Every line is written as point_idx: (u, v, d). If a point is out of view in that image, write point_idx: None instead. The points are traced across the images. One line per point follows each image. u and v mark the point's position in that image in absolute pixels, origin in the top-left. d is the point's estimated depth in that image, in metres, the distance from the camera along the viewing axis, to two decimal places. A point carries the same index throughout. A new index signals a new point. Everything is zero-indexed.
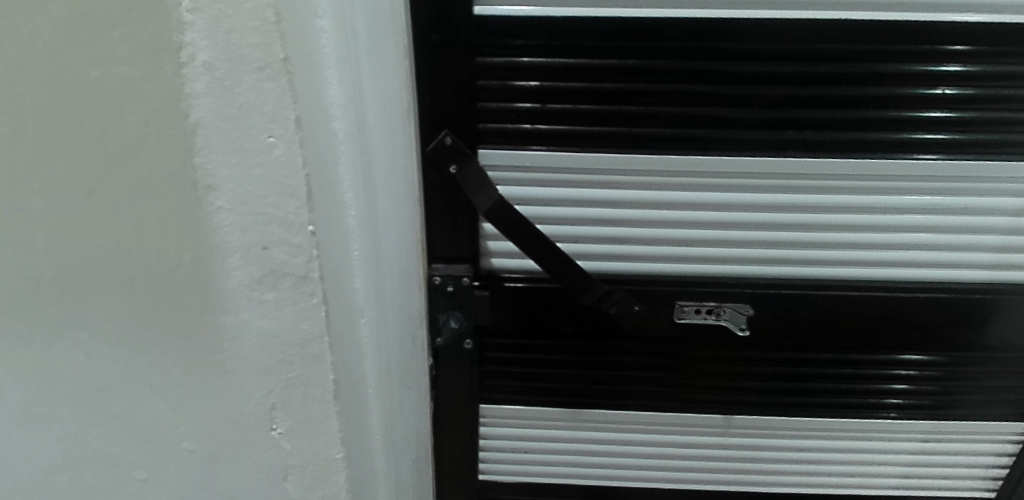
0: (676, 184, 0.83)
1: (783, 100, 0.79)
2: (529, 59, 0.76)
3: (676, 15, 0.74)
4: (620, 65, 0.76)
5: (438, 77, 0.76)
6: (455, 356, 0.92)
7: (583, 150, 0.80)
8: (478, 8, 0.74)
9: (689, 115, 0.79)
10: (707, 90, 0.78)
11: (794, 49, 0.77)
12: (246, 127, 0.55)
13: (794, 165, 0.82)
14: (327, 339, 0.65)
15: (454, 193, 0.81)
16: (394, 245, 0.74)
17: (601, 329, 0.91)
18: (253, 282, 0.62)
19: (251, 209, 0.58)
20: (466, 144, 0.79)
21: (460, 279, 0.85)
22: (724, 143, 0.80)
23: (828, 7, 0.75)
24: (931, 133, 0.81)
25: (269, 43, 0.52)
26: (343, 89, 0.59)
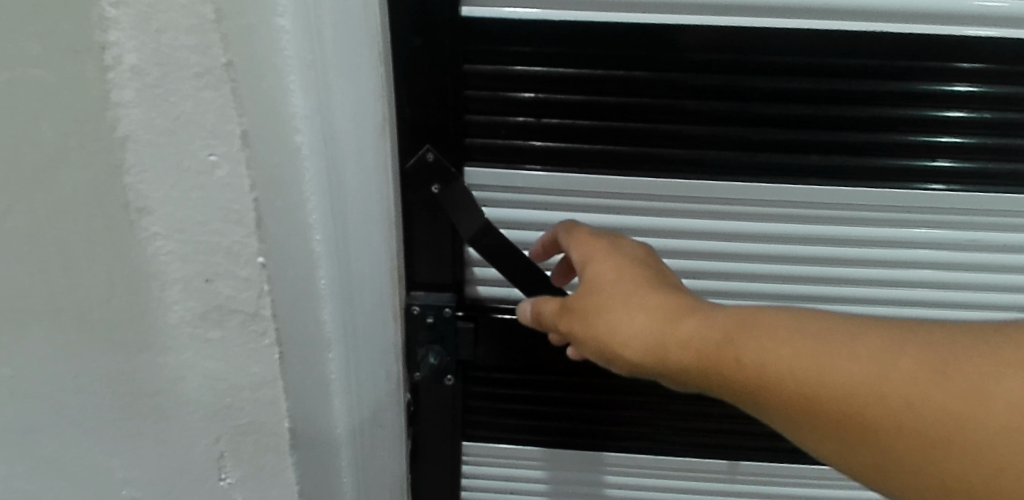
0: (683, 212, 0.75)
1: (812, 120, 0.70)
2: (522, 67, 0.67)
3: (694, 22, 0.64)
4: (625, 77, 0.67)
5: (418, 86, 0.66)
6: (434, 392, 0.83)
7: (582, 171, 0.71)
8: (465, 9, 0.63)
9: (703, 135, 0.70)
10: (725, 107, 0.69)
11: (829, 64, 0.67)
12: (184, 142, 0.47)
13: (818, 194, 0.73)
14: (281, 384, 0.57)
15: (435, 214, 0.72)
16: (367, 274, 0.64)
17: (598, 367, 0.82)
18: (197, 317, 0.54)
19: (191, 236, 0.50)
20: (450, 160, 0.70)
21: (442, 309, 0.76)
22: (739, 168, 0.72)
23: (872, 18, 0.65)
24: (981, 163, 0.71)
25: (208, 44, 0.44)
26: (307, 95, 0.49)
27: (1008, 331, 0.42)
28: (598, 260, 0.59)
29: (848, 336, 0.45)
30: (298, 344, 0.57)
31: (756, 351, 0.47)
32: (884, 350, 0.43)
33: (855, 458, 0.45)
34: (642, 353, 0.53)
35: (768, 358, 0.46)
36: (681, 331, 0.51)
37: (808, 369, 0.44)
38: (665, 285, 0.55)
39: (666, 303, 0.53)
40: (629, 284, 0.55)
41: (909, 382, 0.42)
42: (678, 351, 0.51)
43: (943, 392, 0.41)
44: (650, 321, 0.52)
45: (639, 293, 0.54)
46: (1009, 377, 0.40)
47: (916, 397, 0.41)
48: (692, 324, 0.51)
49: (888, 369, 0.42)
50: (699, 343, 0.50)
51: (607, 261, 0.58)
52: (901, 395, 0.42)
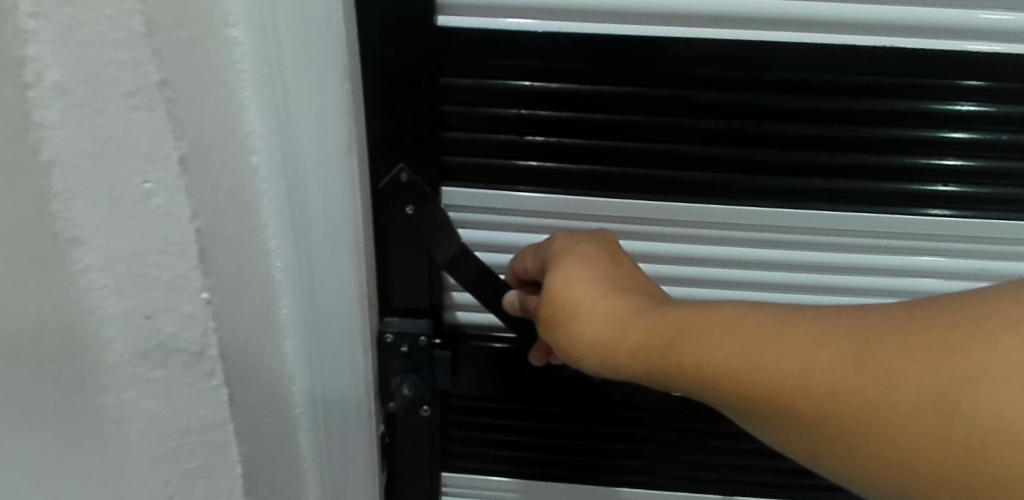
0: (676, 235, 0.70)
1: (818, 140, 0.64)
2: (504, 82, 0.62)
3: (689, 35, 0.59)
4: (615, 93, 0.62)
5: (390, 100, 0.60)
6: (410, 422, 0.77)
7: (567, 192, 0.67)
8: (442, 18, 0.58)
9: (698, 155, 0.65)
10: (723, 126, 0.64)
11: (841, 81, 0.61)
12: (115, 168, 0.42)
13: (825, 219, 0.68)
14: (232, 427, 0.53)
15: (409, 238, 0.66)
16: (338, 302, 0.58)
17: (586, 398, 0.77)
18: (138, 355, 0.49)
19: (130, 269, 0.46)
20: (425, 180, 0.64)
21: (418, 337, 0.70)
22: (737, 190, 0.67)
23: (887, 32, 0.59)
24: (1003, 189, 0.66)
25: (139, 61, 0.39)
26: (264, 113, 0.45)
27: (941, 313, 0.39)
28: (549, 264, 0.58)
29: (782, 330, 0.44)
30: (253, 380, 0.53)
31: (691, 350, 0.46)
32: (808, 343, 0.42)
33: (808, 453, 0.43)
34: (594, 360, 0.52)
35: (701, 358, 0.46)
36: (620, 332, 0.50)
37: (737, 368, 0.44)
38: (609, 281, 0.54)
39: (609, 303, 0.52)
40: (572, 285, 0.54)
41: (831, 373, 0.40)
42: (620, 353, 0.50)
43: (861, 380, 0.39)
44: (594, 323, 0.52)
45: (585, 291, 0.53)
46: (930, 360, 0.37)
47: (837, 387, 0.40)
48: (631, 323, 0.50)
49: (811, 362, 0.41)
50: (636, 344, 0.49)
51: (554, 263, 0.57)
52: (824, 386, 0.40)
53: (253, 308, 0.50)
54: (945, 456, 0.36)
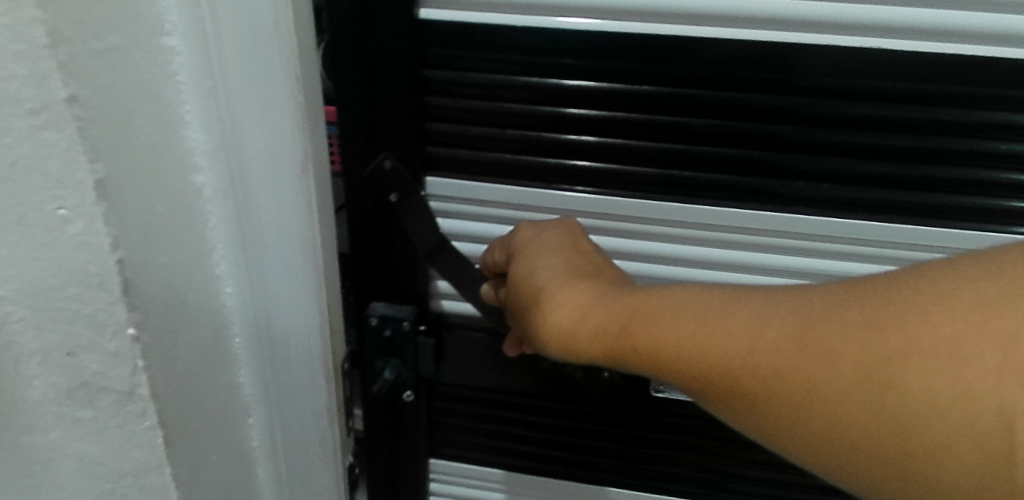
0: (662, 235, 0.68)
1: (829, 147, 0.62)
2: (485, 75, 0.63)
3: (669, 33, 0.59)
4: (596, 90, 0.63)
5: (373, 90, 0.62)
6: (395, 406, 0.80)
7: (549, 187, 0.67)
8: (423, 11, 0.60)
9: (682, 153, 0.64)
10: (707, 124, 0.62)
11: (866, 87, 0.58)
12: (20, 193, 0.35)
13: (816, 224, 0.64)
14: (170, 471, 0.44)
15: (391, 225, 0.68)
16: (295, 328, 0.55)
17: (567, 395, 0.77)
18: (63, 395, 0.42)
19: (41, 301, 0.38)
20: (407, 169, 0.66)
21: (400, 322, 0.72)
22: (730, 191, 0.65)
23: (894, 35, 0.56)
24: (1014, 201, 0.62)
25: (42, 74, 0.32)
26: (205, 130, 0.42)
27: (865, 288, 0.41)
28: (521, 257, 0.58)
29: (729, 310, 0.44)
30: (206, 409, 0.48)
31: (647, 334, 0.46)
32: (753, 323, 0.43)
33: (756, 427, 0.44)
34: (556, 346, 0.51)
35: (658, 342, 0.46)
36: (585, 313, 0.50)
37: (691, 350, 0.45)
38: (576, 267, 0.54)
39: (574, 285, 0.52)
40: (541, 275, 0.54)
41: (776, 351, 0.42)
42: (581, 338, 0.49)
43: (804, 357, 0.41)
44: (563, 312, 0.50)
45: (554, 277, 0.54)
46: (861, 334, 0.40)
47: (783, 365, 0.42)
48: (592, 305, 0.50)
49: (758, 341, 0.42)
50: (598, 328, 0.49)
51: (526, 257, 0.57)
52: (771, 364, 0.42)
53: (191, 337, 0.45)
54: (876, 423, 0.39)
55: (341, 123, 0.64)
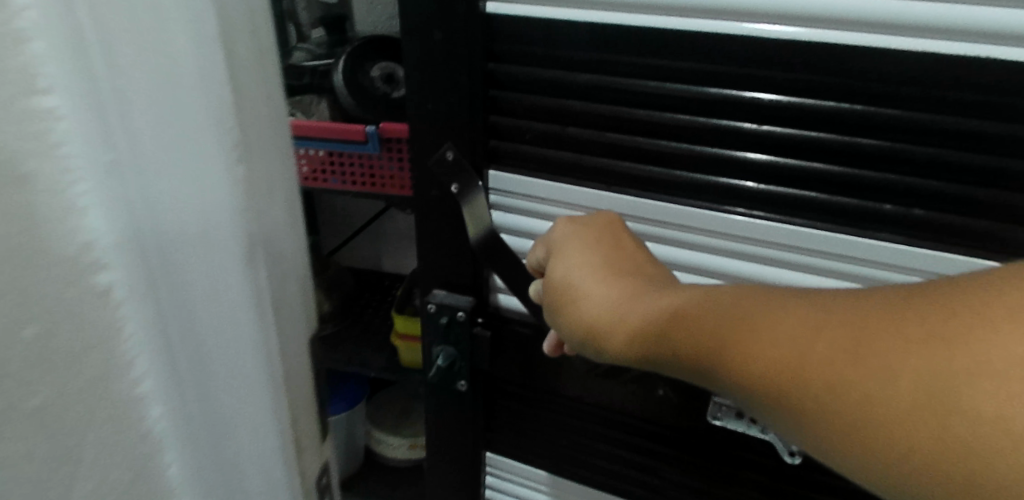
0: (728, 251, 0.63)
1: (931, 166, 0.53)
2: (547, 70, 0.62)
3: (742, 31, 0.54)
4: (659, 90, 0.59)
5: (438, 81, 0.64)
6: (451, 395, 0.82)
7: (609, 188, 0.65)
8: (492, 4, 0.61)
9: (751, 164, 0.58)
10: (784, 133, 0.56)
11: (992, 102, 0.50)
12: None
13: (908, 257, 0.56)
14: None
15: (453, 213, 0.70)
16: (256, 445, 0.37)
17: (617, 407, 0.74)
18: None
19: None
20: (469, 160, 0.67)
21: (456, 311, 0.74)
22: (806, 207, 0.58)
23: (1019, 41, 0.47)
24: None
25: None
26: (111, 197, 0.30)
27: (953, 291, 0.32)
28: (565, 249, 0.55)
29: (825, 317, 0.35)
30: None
31: (696, 327, 0.41)
32: (805, 329, 0.35)
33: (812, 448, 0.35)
34: (594, 332, 0.48)
35: (701, 339, 0.40)
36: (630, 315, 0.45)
37: (732, 353, 0.38)
38: (615, 267, 0.51)
39: (622, 284, 0.49)
40: (586, 269, 0.52)
41: (827, 360, 0.33)
42: (618, 330, 0.46)
43: (861, 372, 0.32)
44: (602, 305, 0.48)
45: (591, 273, 0.51)
46: (928, 347, 0.30)
47: (834, 375, 0.33)
48: (638, 305, 0.46)
49: (811, 344, 0.34)
50: (639, 320, 0.45)
51: (574, 247, 0.55)
52: (823, 377, 0.33)
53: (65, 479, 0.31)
54: (936, 454, 0.29)
55: (410, 112, 0.66)
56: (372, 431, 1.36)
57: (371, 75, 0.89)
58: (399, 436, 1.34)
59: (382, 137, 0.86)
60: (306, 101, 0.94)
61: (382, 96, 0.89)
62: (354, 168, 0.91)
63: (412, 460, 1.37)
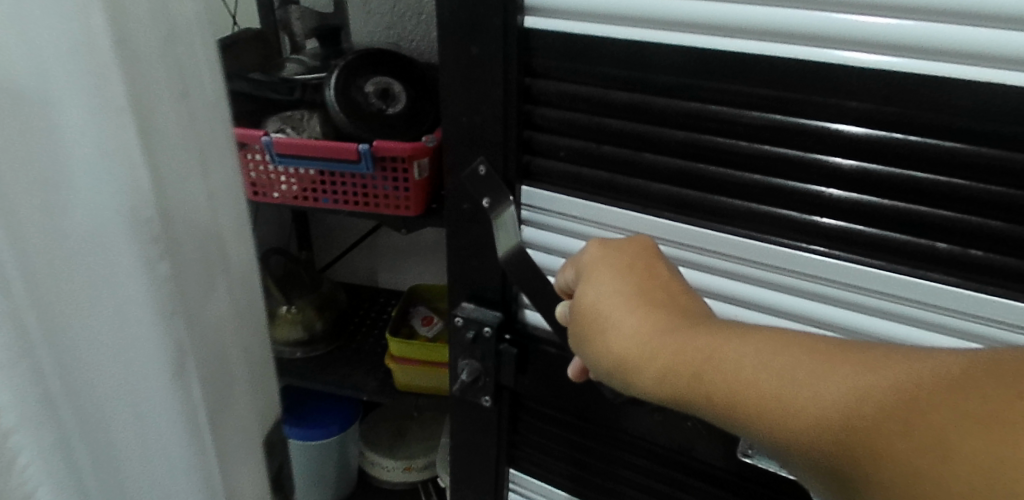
0: (766, 283, 0.60)
1: (996, 205, 0.49)
2: (584, 87, 0.60)
3: (788, 55, 0.51)
4: (699, 111, 0.56)
5: (474, 94, 0.64)
6: (477, 409, 0.81)
7: (643, 211, 0.63)
8: (530, 19, 0.60)
9: (794, 193, 0.55)
10: (830, 162, 0.53)
11: None
12: None
13: (961, 300, 0.52)
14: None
15: (484, 227, 0.70)
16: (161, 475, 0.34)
17: (644, 437, 0.72)
18: None
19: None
20: (502, 175, 0.67)
21: (483, 326, 0.74)
22: (852, 241, 0.55)
23: None
24: None
25: None
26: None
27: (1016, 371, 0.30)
28: (594, 271, 0.53)
29: (884, 372, 0.34)
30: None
31: (729, 375, 0.40)
32: (849, 392, 0.35)
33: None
34: (620, 364, 0.47)
35: (735, 388, 0.39)
36: (657, 352, 0.44)
37: (769, 406, 0.38)
38: (645, 295, 0.49)
39: (651, 316, 0.47)
40: (615, 296, 0.50)
41: (870, 429, 0.33)
42: (645, 366, 0.45)
43: (903, 445, 0.31)
44: (627, 337, 0.46)
45: (620, 301, 0.49)
46: (978, 430, 0.29)
47: (876, 444, 0.32)
48: (668, 342, 0.44)
49: (855, 410, 0.34)
50: (669, 358, 0.43)
51: (602, 270, 0.53)
52: (863, 445, 0.33)
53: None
54: None
55: (446, 125, 0.67)
56: (366, 453, 1.45)
57: (365, 90, 0.95)
58: (393, 459, 1.43)
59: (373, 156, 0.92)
60: (298, 117, 0.99)
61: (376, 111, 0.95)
62: (346, 187, 0.98)
63: (406, 482, 1.45)
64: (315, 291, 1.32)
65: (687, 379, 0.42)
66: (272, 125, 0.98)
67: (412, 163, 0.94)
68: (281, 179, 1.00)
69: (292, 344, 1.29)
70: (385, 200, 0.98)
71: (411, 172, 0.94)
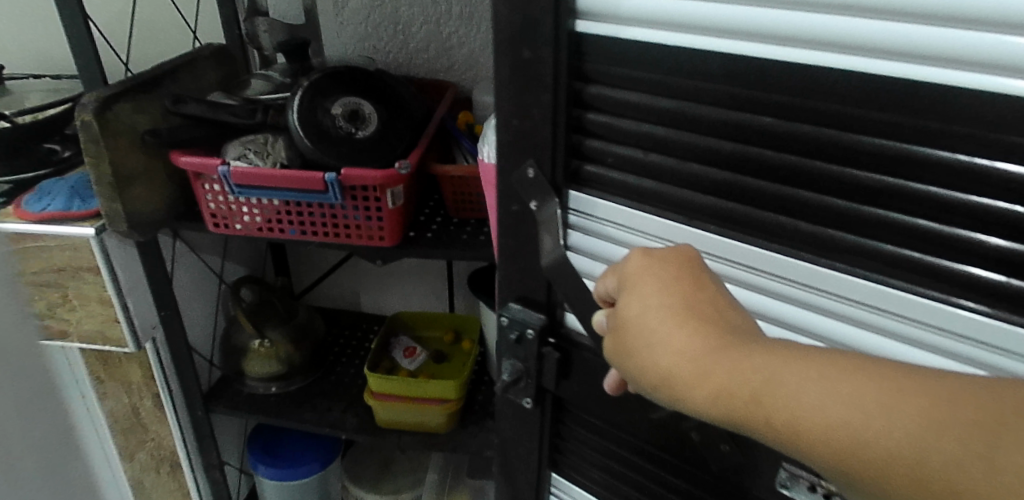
0: (809, 304, 0.59)
1: None
2: (636, 94, 0.62)
3: (843, 66, 0.49)
4: (747, 123, 0.56)
5: (524, 98, 0.66)
6: (518, 411, 0.83)
7: (690, 222, 0.63)
8: (583, 24, 0.62)
9: (823, 205, 0.55)
10: (878, 180, 0.51)
11: None
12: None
13: (997, 333, 0.50)
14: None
15: (530, 231, 0.73)
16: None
17: (686, 449, 0.71)
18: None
19: None
20: (551, 180, 0.69)
21: (526, 328, 0.76)
22: (901, 264, 0.53)
23: None
24: None
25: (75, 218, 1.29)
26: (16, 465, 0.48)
27: None
28: (636, 288, 0.55)
29: (934, 406, 0.42)
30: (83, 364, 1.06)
31: (793, 399, 0.45)
32: (915, 424, 0.41)
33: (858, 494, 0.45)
34: (672, 378, 0.50)
35: (799, 411, 0.45)
36: (714, 373, 0.48)
37: (831, 430, 0.44)
38: (698, 313, 0.52)
39: (702, 337, 0.50)
40: (665, 316, 0.52)
41: (934, 458, 0.40)
42: (700, 386, 0.49)
43: (965, 476, 0.39)
44: (679, 360, 0.50)
45: (668, 322, 0.52)
46: None
47: (941, 471, 0.40)
48: (726, 365, 0.48)
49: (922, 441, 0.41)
50: (728, 381, 0.48)
51: (645, 286, 0.55)
52: (926, 470, 0.41)
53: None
54: None
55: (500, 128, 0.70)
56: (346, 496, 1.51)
57: (331, 111, 1.13)
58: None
59: (338, 185, 1.09)
60: (261, 141, 1.16)
61: (344, 133, 1.13)
62: (318, 216, 1.18)
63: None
64: (286, 323, 1.65)
65: (749, 400, 0.47)
66: (234, 148, 1.16)
67: (382, 191, 1.13)
68: (246, 209, 1.20)
69: (268, 379, 1.63)
70: (355, 231, 1.19)
71: (384, 199, 1.14)
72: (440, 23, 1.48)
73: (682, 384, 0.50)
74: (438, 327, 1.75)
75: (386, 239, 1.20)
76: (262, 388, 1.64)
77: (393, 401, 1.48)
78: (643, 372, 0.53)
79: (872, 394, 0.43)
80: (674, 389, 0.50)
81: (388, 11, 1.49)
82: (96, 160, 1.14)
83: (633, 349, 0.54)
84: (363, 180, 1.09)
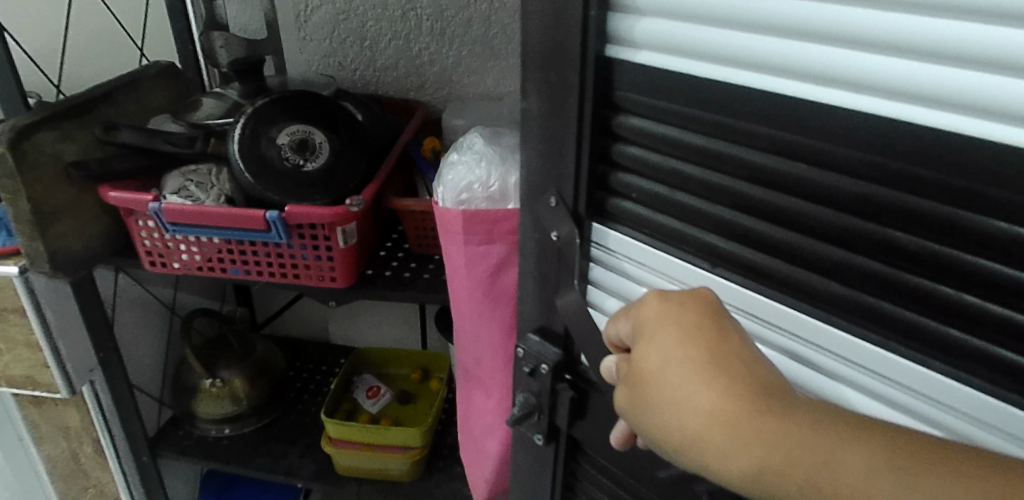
0: (837, 369, 0.54)
1: None
2: (663, 125, 0.58)
3: (879, 111, 0.43)
4: (772, 169, 0.51)
5: (548, 123, 0.65)
6: (530, 447, 0.80)
7: (713, 268, 0.59)
8: (614, 48, 0.59)
9: (851, 267, 0.49)
10: (918, 246, 0.45)
11: None
12: None
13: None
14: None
15: (554, 264, 0.70)
16: None
17: None
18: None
19: None
20: (575, 211, 0.67)
21: (540, 364, 0.72)
22: (944, 342, 0.46)
23: None
24: None
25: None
26: None
27: None
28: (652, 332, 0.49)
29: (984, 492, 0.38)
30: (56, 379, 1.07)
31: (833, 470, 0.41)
32: None
33: None
34: (694, 436, 0.44)
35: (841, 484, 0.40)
36: (745, 436, 0.42)
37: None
38: (724, 364, 0.45)
39: (731, 395, 0.44)
40: (686, 367, 0.45)
41: None
42: (728, 449, 0.43)
43: None
44: (703, 418, 0.44)
45: (691, 375, 0.45)
46: None
47: None
48: (758, 428, 0.42)
49: None
50: (761, 446, 0.42)
51: (663, 332, 0.48)
52: None
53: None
54: None
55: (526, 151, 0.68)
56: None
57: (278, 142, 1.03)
58: None
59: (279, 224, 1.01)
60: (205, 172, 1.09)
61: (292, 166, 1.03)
62: (265, 254, 1.09)
63: None
64: (243, 360, 1.50)
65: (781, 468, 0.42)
66: (175, 181, 1.07)
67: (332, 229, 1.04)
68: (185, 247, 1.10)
69: (219, 420, 1.50)
70: (304, 271, 1.10)
71: (333, 237, 1.05)
72: (409, 39, 1.42)
73: (717, 454, 0.43)
74: (405, 364, 1.66)
75: (338, 279, 1.11)
76: (214, 430, 1.51)
77: (352, 448, 1.38)
78: (657, 423, 0.47)
79: (938, 479, 0.39)
80: (704, 453, 0.44)
81: (354, 26, 1.42)
82: (14, 196, 1.02)
83: (648, 399, 0.47)
84: (308, 218, 1.00)
